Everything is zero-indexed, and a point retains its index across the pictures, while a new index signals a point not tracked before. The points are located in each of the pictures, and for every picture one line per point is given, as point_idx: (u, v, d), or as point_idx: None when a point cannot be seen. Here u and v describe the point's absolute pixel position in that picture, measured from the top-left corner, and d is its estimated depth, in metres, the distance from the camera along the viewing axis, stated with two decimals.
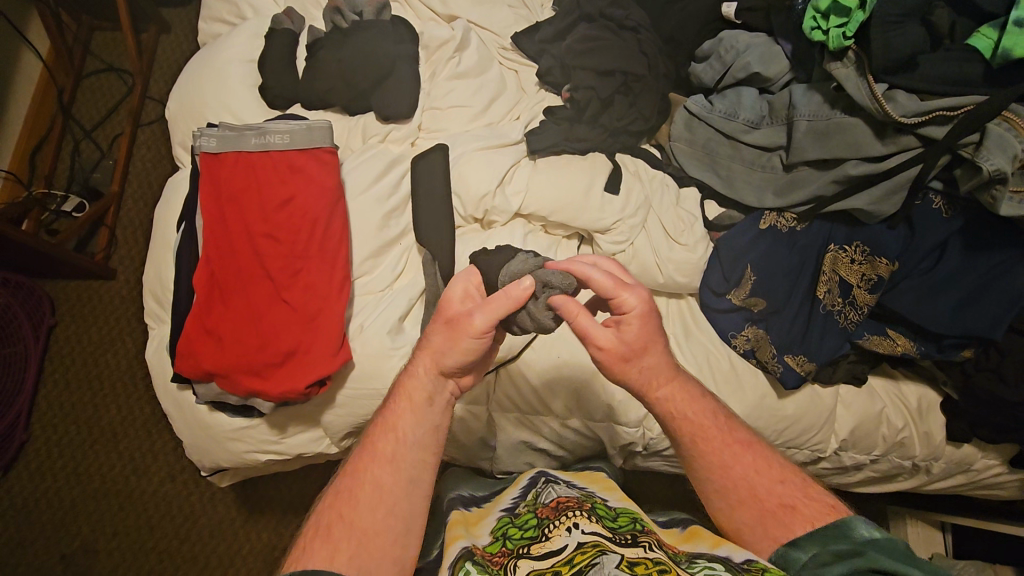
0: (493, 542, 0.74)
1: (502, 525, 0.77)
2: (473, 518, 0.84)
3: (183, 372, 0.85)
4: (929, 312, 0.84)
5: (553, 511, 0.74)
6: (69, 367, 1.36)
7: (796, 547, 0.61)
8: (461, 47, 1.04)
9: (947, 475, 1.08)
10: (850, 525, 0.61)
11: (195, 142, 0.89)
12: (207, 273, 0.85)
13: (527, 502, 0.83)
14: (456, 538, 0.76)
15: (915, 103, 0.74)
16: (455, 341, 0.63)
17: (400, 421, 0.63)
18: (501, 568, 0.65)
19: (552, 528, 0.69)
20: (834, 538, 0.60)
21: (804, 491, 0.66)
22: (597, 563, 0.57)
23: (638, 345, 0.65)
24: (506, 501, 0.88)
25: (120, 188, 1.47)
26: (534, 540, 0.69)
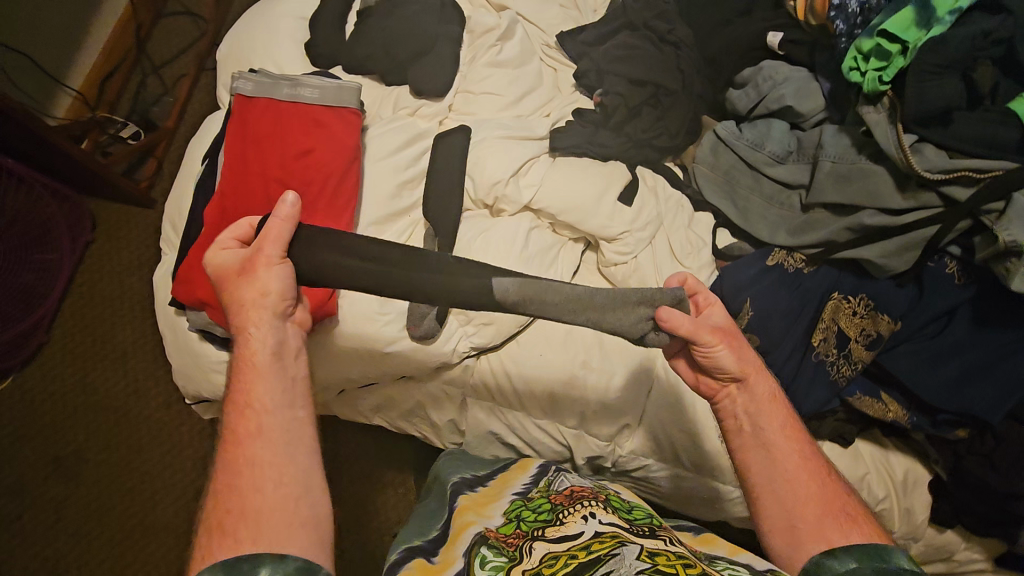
0: (506, 523, 0.77)
1: (516, 507, 0.81)
2: (483, 499, 0.87)
3: (180, 297, 0.88)
4: (924, 379, 0.80)
5: (567, 499, 0.79)
6: (96, 282, 1.43)
7: (832, 555, 0.60)
8: (504, 37, 1.05)
9: (926, 560, 1.02)
10: (891, 553, 0.59)
11: (233, 83, 0.92)
12: (217, 208, 0.88)
13: (539, 489, 0.86)
14: (469, 524, 0.79)
15: (940, 159, 0.70)
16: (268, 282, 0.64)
17: (255, 391, 0.61)
18: (514, 553, 0.68)
19: (566, 515, 0.74)
20: (870, 557, 0.59)
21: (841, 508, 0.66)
22: (617, 554, 0.61)
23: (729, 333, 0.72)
24: (516, 485, 0.89)
25: (175, 124, 1.55)
26: (548, 524, 0.73)
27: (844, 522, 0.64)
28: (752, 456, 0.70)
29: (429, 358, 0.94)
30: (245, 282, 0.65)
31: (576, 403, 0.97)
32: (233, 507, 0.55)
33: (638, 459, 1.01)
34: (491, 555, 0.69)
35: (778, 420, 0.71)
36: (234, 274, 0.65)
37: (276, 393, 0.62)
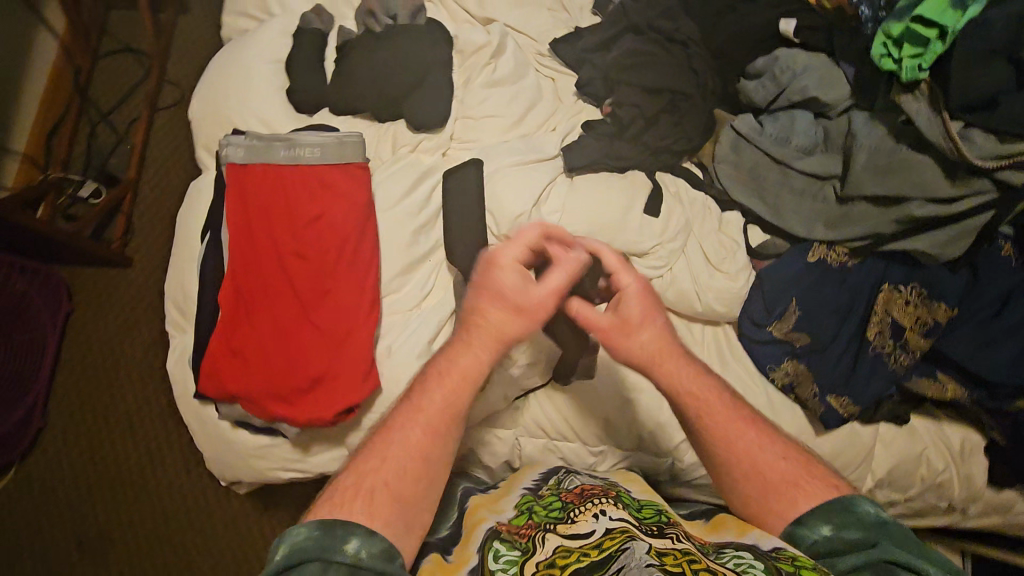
0: (517, 514, 0.71)
1: (526, 500, 0.75)
2: (493, 497, 0.81)
3: (207, 391, 0.82)
4: (985, 362, 0.80)
5: (578, 496, 0.72)
6: (86, 354, 1.34)
7: (804, 525, 0.58)
8: (497, 53, 0.98)
9: (986, 518, 1.03)
10: (855, 503, 0.58)
11: (222, 151, 0.84)
12: (233, 291, 0.82)
13: (549, 486, 0.80)
14: (480, 520, 0.72)
15: (993, 145, 0.69)
16: (510, 321, 0.64)
17: (457, 362, 0.64)
18: (528, 543, 0.64)
19: (577, 512, 0.67)
20: (843, 517, 0.57)
21: (807, 467, 0.62)
22: (626, 548, 0.56)
23: (641, 318, 0.66)
24: (526, 481, 0.85)
25: (136, 174, 1.43)
26: (558, 518, 0.67)
27: (791, 492, 0.60)
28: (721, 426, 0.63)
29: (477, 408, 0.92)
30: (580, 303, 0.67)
31: (631, 424, 0.95)
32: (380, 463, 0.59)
33: (699, 469, 0.98)
34: (504, 549, 0.63)
35: (719, 402, 0.64)
36: (500, 291, 0.64)
37: (456, 412, 0.63)
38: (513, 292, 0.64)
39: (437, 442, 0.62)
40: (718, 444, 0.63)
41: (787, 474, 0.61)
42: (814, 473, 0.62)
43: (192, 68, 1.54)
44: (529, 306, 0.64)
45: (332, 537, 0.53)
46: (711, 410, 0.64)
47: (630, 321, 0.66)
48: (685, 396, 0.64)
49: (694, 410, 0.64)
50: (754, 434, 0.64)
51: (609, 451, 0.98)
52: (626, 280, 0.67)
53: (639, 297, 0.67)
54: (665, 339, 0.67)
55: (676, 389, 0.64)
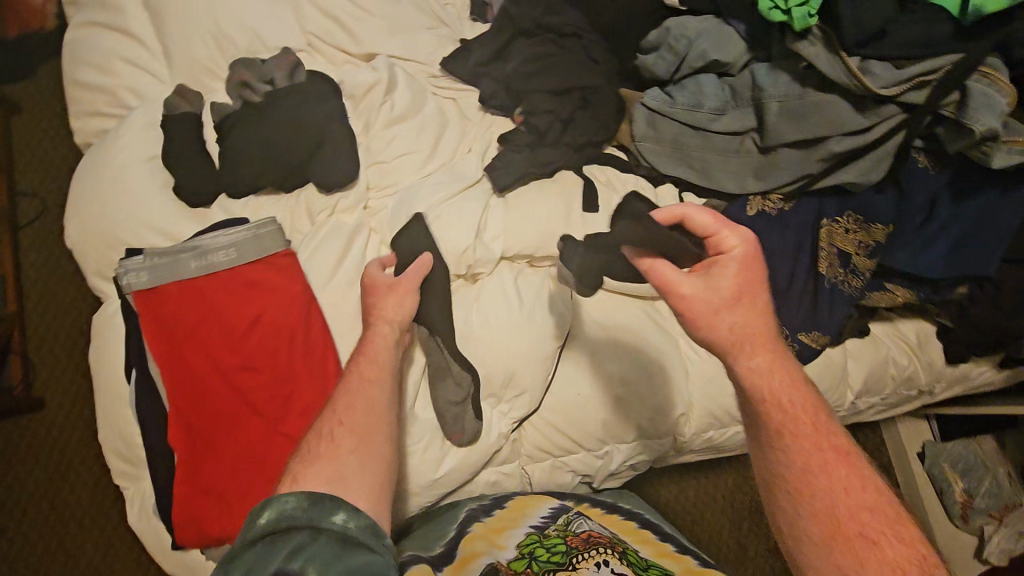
0: (517, 558, 0.76)
1: (529, 542, 0.78)
2: (499, 522, 0.84)
3: (186, 543, 0.73)
4: (928, 263, 0.84)
5: (582, 542, 0.77)
6: (18, 526, 1.18)
7: None
8: (390, 89, 0.93)
9: (948, 390, 1.13)
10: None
11: (119, 280, 0.75)
12: (182, 427, 0.73)
13: (557, 525, 0.82)
14: (479, 554, 0.77)
15: (891, 72, 0.71)
16: (398, 299, 0.76)
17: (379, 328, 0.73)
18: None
19: (579, 560, 0.72)
20: None
21: (899, 526, 0.49)
22: None
23: (738, 292, 0.55)
24: (533, 516, 0.85)
25: (17, 307, 1.24)
26: (559, 566, 0.72)
27: (863, 554, 0.47)
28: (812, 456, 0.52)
29: (480, 459, 0.87)
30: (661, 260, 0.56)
31: (629, 418, 0.94)
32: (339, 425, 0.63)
33: (700, 434, 1.01)
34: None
35: (810, 428, 0.53)
36: (382, 285, 0.76)
37: (386, 365, 0.70)
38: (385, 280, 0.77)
39: (380, 392, 0.67)
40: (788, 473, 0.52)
41: (867, 530, 0.49)
42: (909, 543, 0.48)
43: (44, 174, 1.36)
44: (402, 284, 0.76)
45: (322, 508, 0.53)
46: (785, 430, 0.53)
47: (724, 291, 0.55)
48: (763, 400, 0.54)
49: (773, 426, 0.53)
50: (841, 472, 0.52)
51: (613, 450, 0.97)
52: (725, 246, 0.58)
53: (739, 264, 0.56)
54: (758, 323, 0.56)
55: (752, 381, 0.54)
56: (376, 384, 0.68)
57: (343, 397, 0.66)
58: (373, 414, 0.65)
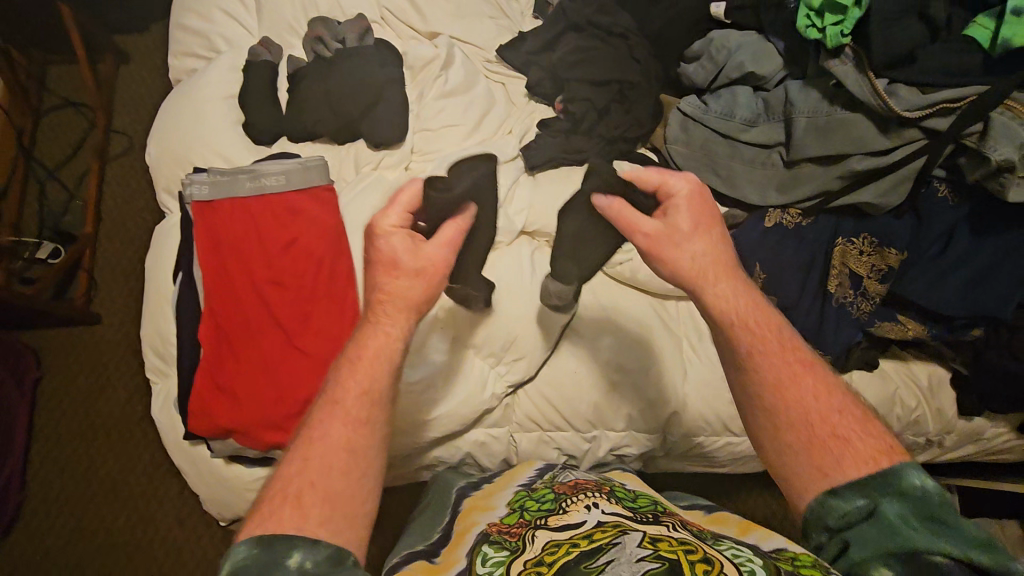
0: (510, 513, 0.74)
1: (519, 497, 0.78)
2: (487, 495, 0.84)
3: (199, 432, 0.82)
4: (939, 296, 0.84)
5: (570, 488, 0.76)
6: (60, 421, 1.30)
7: (837, 496, 0.53)
8: (446, 65, 1.01)
9: (959, 446, 1.09)
10: (901, 474, 0.52)
11: (185, 190, 0.85)
12: (214, 327, 0.82)
13: (544, 481, 0.83)
14: (472, 525, 0.75)
15: (916, 97, 0.75)
16: (414, 286, 0.62)
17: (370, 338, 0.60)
18: (517, 543, 0.65)
19: (568, 504, 0.71)
20: (879, 488, 0.52)
21: (862, 423, 0.56)
22: (618, 542, 0.58)
23: (694, 226, 0.63)
24: (521, 478, 0.87)
25: (94, 229, 1.39)
26: (551, 512, 0.70)
27: (836, 449, 0.55)
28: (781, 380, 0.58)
29: (472, 414, 0.92)
30: (627, 209, 0.64)
31: (621, 406, 0.96)
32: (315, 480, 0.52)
33: (690, 440, 1.02)
34: (492, 551, 0.65)
35: (774, 341, 0.60)
36: (403, 266, 0.62)
37: (378, 390, 0.58)
38: (406, 256, 0.62)
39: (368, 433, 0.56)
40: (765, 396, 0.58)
41: (838, 428, 0.56)
42: (870, 431, 0.56)
43: (138, 113, 1.52)
44: (426, 267, 0.62)
45: (271, 553, 0.48)
46: (755, 357, 0.59)
47: (683, 226, 0.63)
48: (730, 322, 0.60)
49: (743, 346, 0.59)
50: (809, 384, 0.58)
51: (601, 438, 0.99)
52: (675, 188, 0.64)
53: (688, 202, 0.63)
54: (717, 247, 0.63)
55: (717, 305, 0.61)
56: (364, 429, 0.56)
57: (318, 446, 0.54)
58: (354, 469, 0.54)
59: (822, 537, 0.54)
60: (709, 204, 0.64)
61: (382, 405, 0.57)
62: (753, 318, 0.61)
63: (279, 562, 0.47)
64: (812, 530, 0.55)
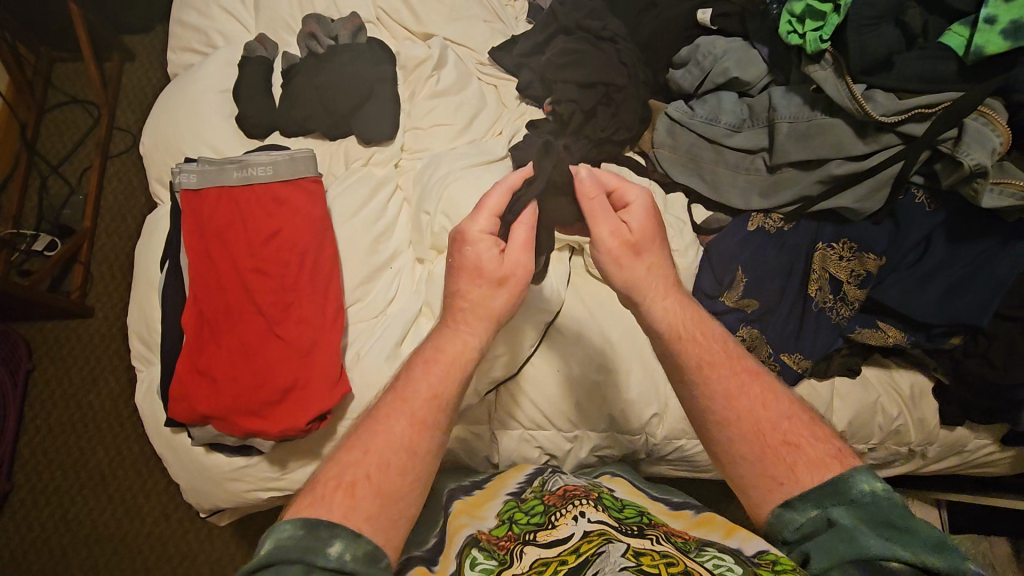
0: (499, 524, 0.70)
1: (508, 508, 0.74)
2: (477, 498, 0.79)
3: (178, 418, 0.83)
4: (918, 303, 0.85)
5: (559, 498, 0.71)
6: (49, 412, 1.30)
7: (791, 508, 0.57)
8: (439, 65, 1.02)
9: (942, 457, 1.08)
10: (849, 482, 0.55)
11: (175, 178, 0.87)
12: (196, 313, 0.83)
13: (533, 488, 0.78)
14: (461, 527, 0.71)
15: (892, 102, 0.77)
16: (493, 297, 0.62)
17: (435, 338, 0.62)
18: (506, 556, 0.62)
19: (558, 516, 0.66)
20: (829, 498, 0.55)
21: (809, 429, 0.60)
22: (604, 551, 0.57)
23: (642, 241, 0.63)
24: (510, 485, 0.82)
25: (92, 224, 1.41)
26: (540, 526, 0.66)
27: (789, 459, 0.58)
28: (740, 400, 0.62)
29: None
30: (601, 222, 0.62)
31: (602, 407, 0.95)
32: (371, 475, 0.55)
33: (672, 443, 1.01)
34: (481, 557, 0.63)
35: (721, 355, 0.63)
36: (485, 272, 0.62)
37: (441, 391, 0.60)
38: (491, 265, 0.62)
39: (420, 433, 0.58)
40: (721, 399, 0.61)
41: (789, 436, 0.60)
42: (819, 438, 0.60)
43: (141, 111, 1.54)
44: (509, 277, 0.62)
45: (316, 538, 0.50)
46: (712, 368, 0.62)
47: (632, 240, 0.63)
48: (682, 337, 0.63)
49: (694, 359, 0.62)
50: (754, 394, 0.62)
51: (583, 437, 0.98)
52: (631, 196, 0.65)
53: (644, 215, 0.64)
54: (662, 268, 0.64)
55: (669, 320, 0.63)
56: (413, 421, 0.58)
57: (382, 438, 0.57)
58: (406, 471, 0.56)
59: (784, 547, 0.58)
60: (659, 224, 0.65)
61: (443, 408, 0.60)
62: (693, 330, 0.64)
63: (323, 548, 0.50)
64: (773, 543, 0.59)
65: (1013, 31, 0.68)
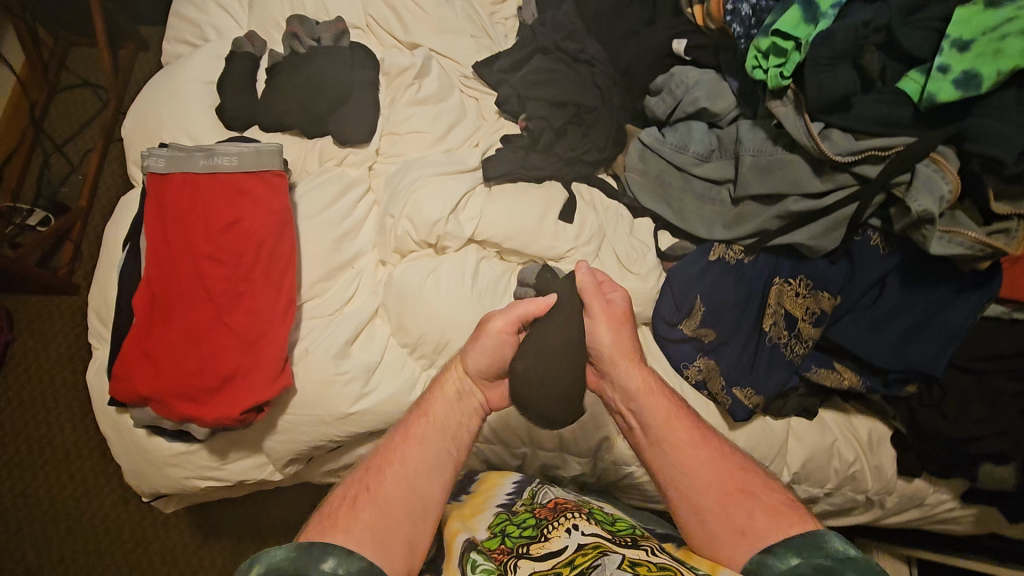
0: (491, 537, 0.70)
1: (500, 519, 0.73)
2: (469, 506, 0.78)
3: (120, 396, 0.83)
4: (872, 346, 0.86)
5: (551, 510, 0.71)
6: (22, 384, 1.31)
7: (772, 555, 0.60)
8: (421, 74, 1.04)
9: (902, 510, 1.05)
10: (827, 539, 0.59)
11: (144, 161, 0.89)
12: (149, 294, 0.84)
13: (523, 500, 0.77)
14: (456, 532, 0.71)
15: (849, 142, 0.78)
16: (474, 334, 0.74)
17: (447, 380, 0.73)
18: (501, 565, 0.64)
19: (551, 529, 0.67)
20: (807, 550, 0.58)
21: (765, 481, 0.67)
22: (599, 565, 0.58)
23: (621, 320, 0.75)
24: (499, 494, 0.79)
25: (87, 203, 1.44)
26: (533, 539, 0.67)
27: (748, 504, 0.64)
28: (701, 454, 0.68)
29: (398, 413, 0.89)
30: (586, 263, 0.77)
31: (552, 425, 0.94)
32: (370, 491, 0.64)
33: (621, 469, 0.98)
34: (480, 560, 0.64)
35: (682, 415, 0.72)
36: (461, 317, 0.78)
37: (441, 426, 0.70)
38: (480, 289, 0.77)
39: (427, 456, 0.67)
40: (680, 456, 0.68)
41: (745, 485, 0.66)
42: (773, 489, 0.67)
43: None
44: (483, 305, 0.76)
45: (309, 556, 0.56)
46: (674, 420, 0.71)
47: (616, 312, 0.75)
48: (646, 397, 0.72)
49: (657, 415, 0.71)
50: (706, 455, 0.69)
51: (531, 456, 0.98)
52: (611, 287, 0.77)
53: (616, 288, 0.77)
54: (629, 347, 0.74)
55: (631, 389, 0.72)
56: (417, 449, 0.67)
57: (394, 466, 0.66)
58: (401, 488, 0.64)
59: None
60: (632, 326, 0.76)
61: (441, 436, 0.69)
62: (653, 390, 0.72)
63: (316, 561, 0.55)
64: None
65: (965, 81, 0.69)
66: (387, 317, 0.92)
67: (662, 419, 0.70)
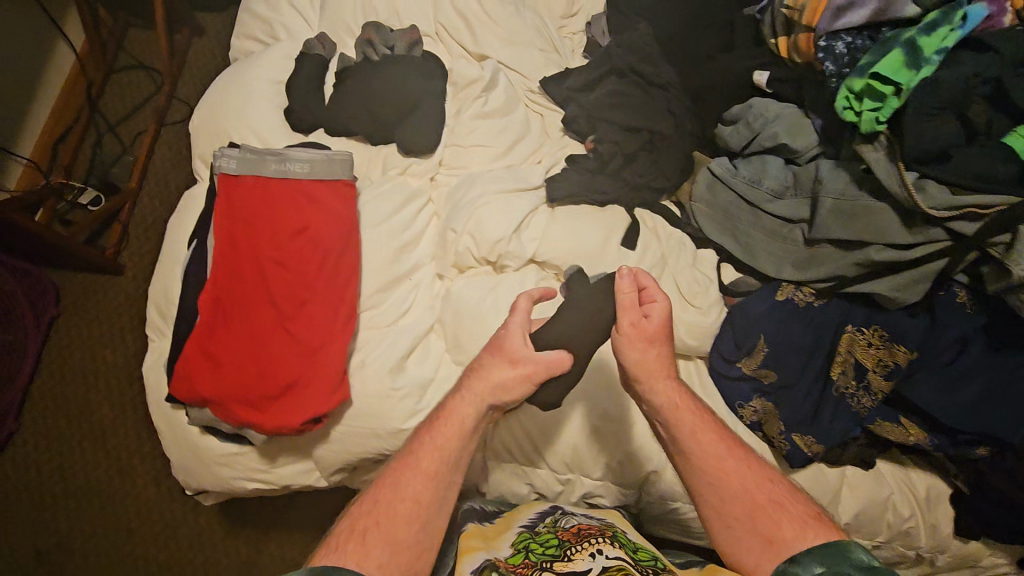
0: (514, 554, 0.69)
1: (523, 538, 0.72)
2: (492, 528, 0.77)
3: (178, 394, 0.83)
4: (946, 405, 0.82)
5: (574, 534, 0.70)
6: (68, 360, 1.33)
7: (796, 564, 0.59)
8: (489, 88, 1.02)
9: (951, 569, 1.00)
10: (851, 549, 0.57)
11: (215, 161, 0.89)
12: (213, 296, 0.84)
13: (546, 524, 0.76)
14: (474, 550, 0.71)
15: (946, 197, 0.74)
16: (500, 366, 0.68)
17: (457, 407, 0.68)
18: None
19: (574, 550, 0.66)
20: (831, 559, 0.57)
21: (790, 492, 0.67)
22: None
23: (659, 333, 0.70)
24: (522, 518, 0.79)
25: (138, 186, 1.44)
26: (556, 557, 0.66)
27: (775, 515, 0.64)
28: (729, 465, 0.67)
29: None
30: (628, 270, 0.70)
31: (600, 454, 0.92)
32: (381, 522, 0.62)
33: (665, 504, 0.96)
34: None
35: (709, 425, 0.69)
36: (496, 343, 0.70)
37: (450, 458, 0.66)
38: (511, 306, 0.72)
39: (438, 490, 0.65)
40: (712, 471, 0.67)
41: (773, 496, 0.65)
42: (800, 500, 0.66)
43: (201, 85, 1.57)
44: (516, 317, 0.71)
45: None
46: (702, 429, 0.68)
47: (649, 327, 0.69)
48: (676, 409, 0.69)
49: (686, 426, 0.68)
50: (736, 466, 0.67)
51: (574, 482, 0.96)
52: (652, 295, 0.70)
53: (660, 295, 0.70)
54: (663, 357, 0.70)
55: (667, 406, 0.69)
56: (430, 482, 0.65)
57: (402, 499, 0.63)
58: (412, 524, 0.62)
59: None
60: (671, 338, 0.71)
61: (450, 471, 0.66)
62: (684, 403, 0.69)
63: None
64: None
65: None
66: (442, 333, 0.91)
67: (691, 431, 0.68)
